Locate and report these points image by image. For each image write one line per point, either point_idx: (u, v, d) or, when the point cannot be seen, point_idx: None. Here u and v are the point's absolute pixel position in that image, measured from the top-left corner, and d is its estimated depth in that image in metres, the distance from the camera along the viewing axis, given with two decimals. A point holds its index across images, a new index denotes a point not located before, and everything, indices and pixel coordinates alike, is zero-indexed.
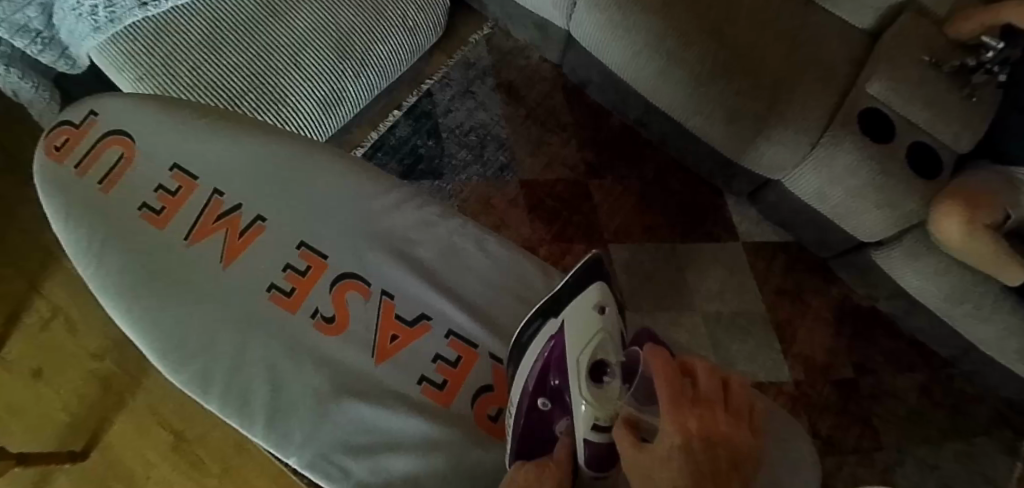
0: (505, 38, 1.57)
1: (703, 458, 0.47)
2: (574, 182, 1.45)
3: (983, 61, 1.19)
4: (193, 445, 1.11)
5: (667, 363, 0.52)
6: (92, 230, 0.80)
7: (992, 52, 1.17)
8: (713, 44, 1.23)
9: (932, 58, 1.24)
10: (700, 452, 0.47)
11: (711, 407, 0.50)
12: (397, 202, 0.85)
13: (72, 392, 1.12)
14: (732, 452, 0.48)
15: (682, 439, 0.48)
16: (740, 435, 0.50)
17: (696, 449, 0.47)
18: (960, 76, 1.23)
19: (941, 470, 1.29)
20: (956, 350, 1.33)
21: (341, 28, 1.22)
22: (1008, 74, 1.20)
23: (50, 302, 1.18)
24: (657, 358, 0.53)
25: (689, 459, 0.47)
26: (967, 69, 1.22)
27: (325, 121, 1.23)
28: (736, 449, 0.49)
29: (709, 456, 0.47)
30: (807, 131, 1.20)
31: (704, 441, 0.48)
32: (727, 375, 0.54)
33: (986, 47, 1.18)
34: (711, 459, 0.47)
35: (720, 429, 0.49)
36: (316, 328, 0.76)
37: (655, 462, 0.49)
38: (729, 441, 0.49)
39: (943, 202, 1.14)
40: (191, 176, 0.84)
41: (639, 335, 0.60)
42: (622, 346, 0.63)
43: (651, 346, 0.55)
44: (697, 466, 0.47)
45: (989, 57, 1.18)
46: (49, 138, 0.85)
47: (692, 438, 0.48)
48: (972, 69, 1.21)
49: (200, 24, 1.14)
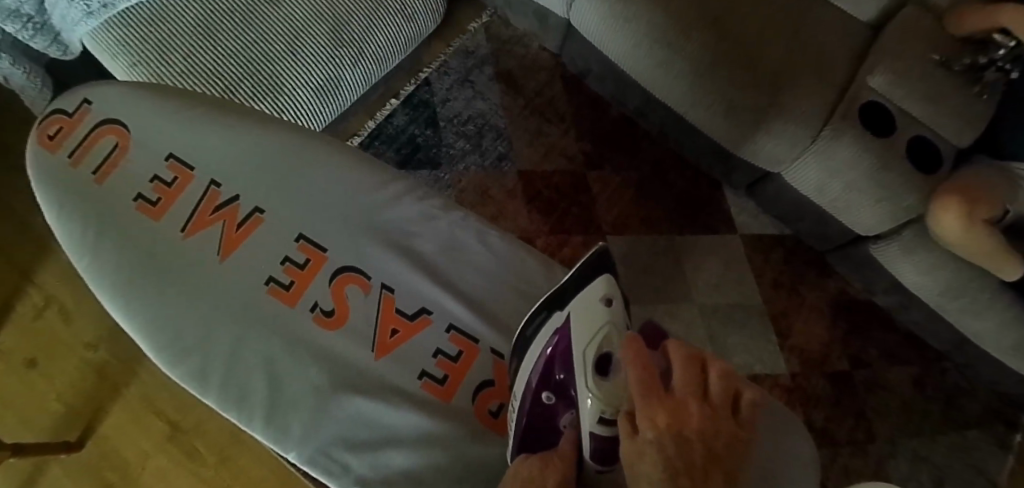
0: (503, 26, 1.55)
1: (676, 454, 0.47)
2: (573, 173, 1.44)
3: (994, 57, 1.19)
4: (189, 435, 1.10)
5: (640, 353, 0.52)
6: (87, 222, 0.78)
7: (1003, 50, 1.17)
8: (714, 35, 1.22)
9: (941, 56, 1.23)
10: (672, 448, 0.47)
11: (684, 400, 0.50)
12: (398, 194, 0.85)
13: (67, 382, 1.11)
14: (709, 446, 0.48)
15: (655, 435, 0.48)
16: (718, 426, 0.49)
17: (669, 446, 0.47)
18: (970, 75, 1.23)
19: (933, 462, 1.30)
20: (950, 344, 1.34)
21: (338, 14, 1.21)
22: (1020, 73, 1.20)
23: (45, 292, 1.17)
24: (629, 348, 0.53)
25: (664, 456, 0.47)
26: (978, 68, 1.22)
27: (323, 110, 1.21)
28: (720, 440, 0.49)
29: (682, 452, 0.47)
30: (807, 124, 1.20)
31: (676, 437, 0.48)
32: (706, 359, 0.54)
33: (998, 44, 1.18)
34: (685, 453, 0.47)
35: (696, 421, 0.49)
36: (316, 323, 0.75)
37: (636, 457, 0.49)
38: (703, 434, 0.48)
39: (942, 197, 1.14)
40: (187, 167, 0.82)
41: (644, 329, 0.60)
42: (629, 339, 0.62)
43: (630, 334, 0.55)
44: (671, 462, 0.47)
45: (1001, 55, 1.18)
46: (40, 127, 0.83)
47: (664, 434, 0.48)
48: (981, 68, 1.21)
49: (195, 9, 1.12)
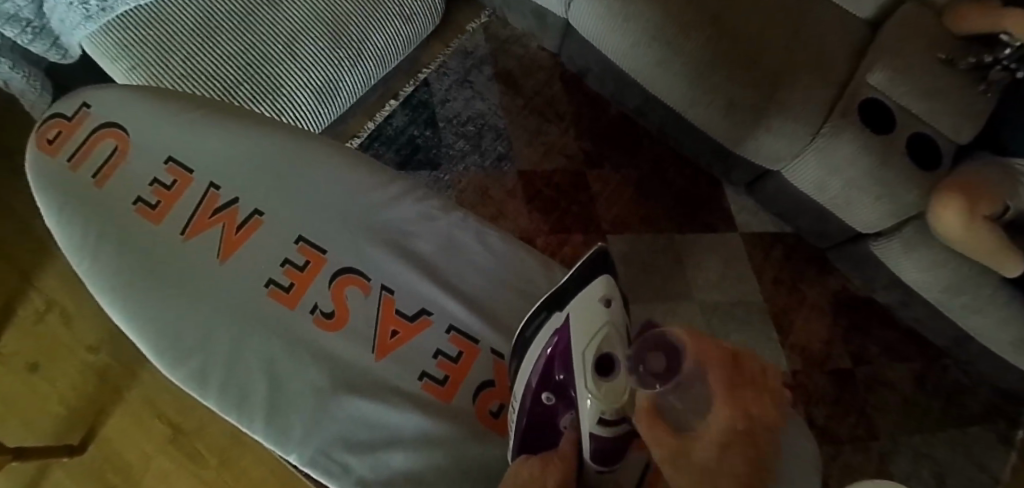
0: (502, 26, 1.55)
1: (755, 446, 0.47)
2: (572, 172, 1.44)
3: (999, 57, 1.18)
4: (191, 437, 1.10)
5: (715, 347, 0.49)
6: (87, 225, 0.78)
7: (1008, 50, 1.16)
8: (713, 33, 1.22)
9: (946, 56, 1.24)
10: (755, 443, 0.47)
11: (755, 386, 0.48)
12: (397, 195, 0.85)
13: (68, 385, 1.11)
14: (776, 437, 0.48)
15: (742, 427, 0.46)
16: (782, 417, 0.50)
17: (752, 439, 0.47)
18: (977, 72, 1.23)
19: (935, 459, 1.30)
20: (951, 340, 1.34)
21: (337, 16, 1.21)
22: None
23: (45, 296, 1.17)
24: (700, 343, 0.49)
25: (747, 450, 0.46)
26: (984, 66, 1.22)
27: (321, 112, 1.21)
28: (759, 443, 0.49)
29: (760, 445, 0.47)
30: (806, 122, 1.20)
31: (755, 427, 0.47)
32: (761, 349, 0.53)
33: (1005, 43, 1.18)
34: (762, 447, 0.47)
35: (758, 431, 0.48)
36: (316, 324, 0.75)
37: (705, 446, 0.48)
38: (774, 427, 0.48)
39: (944, 193, 1.14)
40: (186, 169, 0.82)
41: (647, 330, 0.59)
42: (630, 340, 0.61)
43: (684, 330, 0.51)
44: (751, 457, 0.47)
45: (1006, 54, 1.17)
46: (40, 130, 0.83)
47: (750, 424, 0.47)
48: (986, 66, 1.21)
49: (193, 12, 1.12)
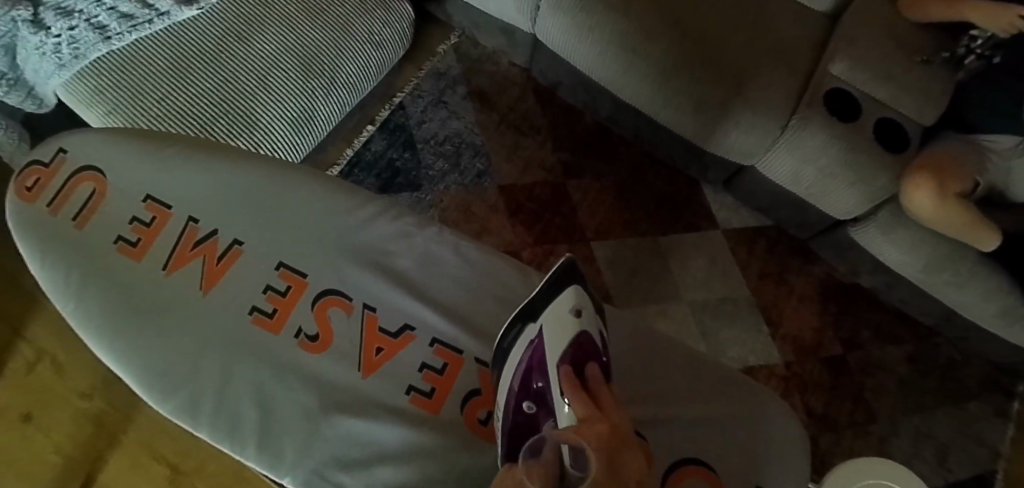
0: (472, 45, 1.58)
1: None
2: (552, 183, 1.46)
3: (972, 46, 1.24)
4: (191, 475, 1.11)
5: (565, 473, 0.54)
6: (70, 268, 0.79)
7: (980, 38, 1.23)
8: (676, 36, 1.24)
9: (925, 57, 1.27)
10: None
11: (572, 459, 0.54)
12: (375, 216, 0.86)
13: (64, 434, 1.11)
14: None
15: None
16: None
17: None
18: (953, 66, 1.28)
19: (936, 438, 1.31)
20: (939, 318, 1.36)
21: (308, 47, 1.23)
22: (1005, 58, 1.20)
23: (36, 347, 1.17)
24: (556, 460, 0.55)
25: None
26: (958, 59, 1.27)
27: (298, 142, 1.22)
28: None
29: None
30: (775, 115, 1.22)
31: None
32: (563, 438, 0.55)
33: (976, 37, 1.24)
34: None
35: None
36: (301, 347, 0.76)
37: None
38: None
39: (914, 174, 1.17)
40: (165, 205, 0.84)
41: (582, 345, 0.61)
42: (597, 351, 0.62)
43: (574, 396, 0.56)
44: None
45: (978, 43, 1.23)
46: (19, 178, 0.84)
47: None
48: (961, 58, 1.26)
49: (166, 53, 1.14)
